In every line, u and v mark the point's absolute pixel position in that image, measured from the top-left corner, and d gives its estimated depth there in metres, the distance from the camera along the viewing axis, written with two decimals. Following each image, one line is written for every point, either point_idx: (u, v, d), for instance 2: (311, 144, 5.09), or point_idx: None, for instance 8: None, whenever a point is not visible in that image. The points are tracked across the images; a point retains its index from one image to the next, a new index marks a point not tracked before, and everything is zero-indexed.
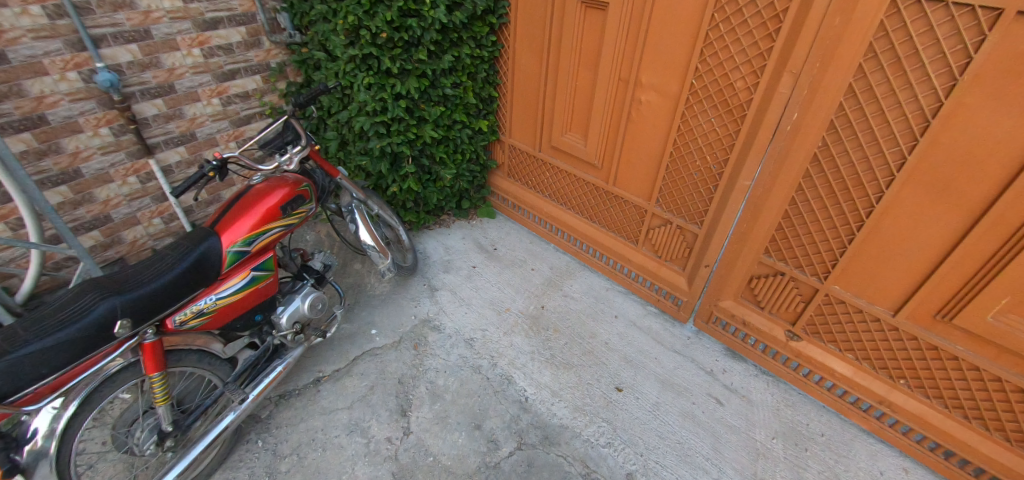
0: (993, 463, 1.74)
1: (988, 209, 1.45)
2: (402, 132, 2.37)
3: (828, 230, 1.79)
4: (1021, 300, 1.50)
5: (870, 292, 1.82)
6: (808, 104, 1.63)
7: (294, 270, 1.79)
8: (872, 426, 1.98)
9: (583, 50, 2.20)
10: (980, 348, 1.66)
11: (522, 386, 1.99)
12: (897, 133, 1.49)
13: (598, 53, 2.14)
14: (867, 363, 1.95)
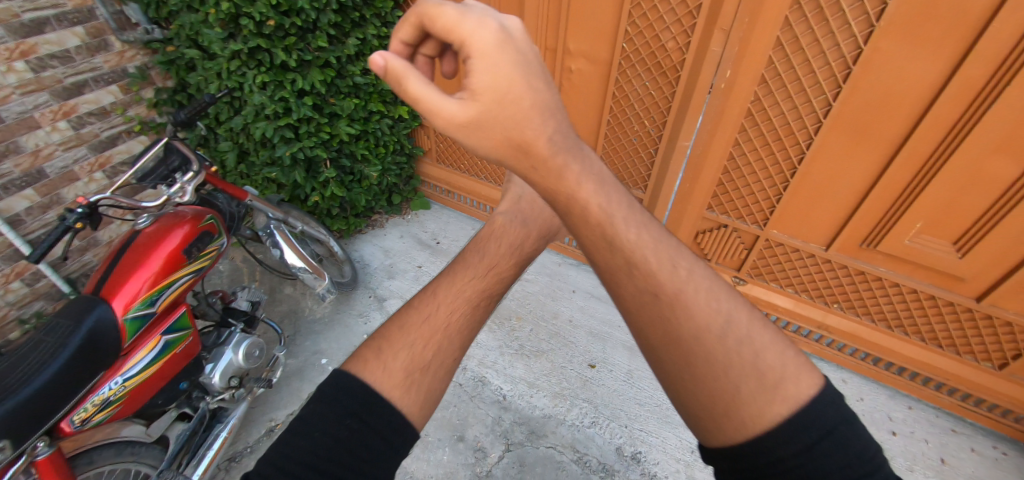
0: (915, 362, 1.99)
1: (901, 144, 1.61)
2: (313, 133, 2.10)
3: (764, 180, 1.91)
4: (931, 222, 1.70)
5: (805, 232, 1.95)
6: (739, 60, 1.70)
7: (217, 317, 1.53)
8: (813, 348, 2.19)
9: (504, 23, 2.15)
10: (898, 267, 1.86)
11: (496, 385, 1.91)
12: (823, 81, 1.62)
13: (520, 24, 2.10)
14: (805, 294, 2.12)
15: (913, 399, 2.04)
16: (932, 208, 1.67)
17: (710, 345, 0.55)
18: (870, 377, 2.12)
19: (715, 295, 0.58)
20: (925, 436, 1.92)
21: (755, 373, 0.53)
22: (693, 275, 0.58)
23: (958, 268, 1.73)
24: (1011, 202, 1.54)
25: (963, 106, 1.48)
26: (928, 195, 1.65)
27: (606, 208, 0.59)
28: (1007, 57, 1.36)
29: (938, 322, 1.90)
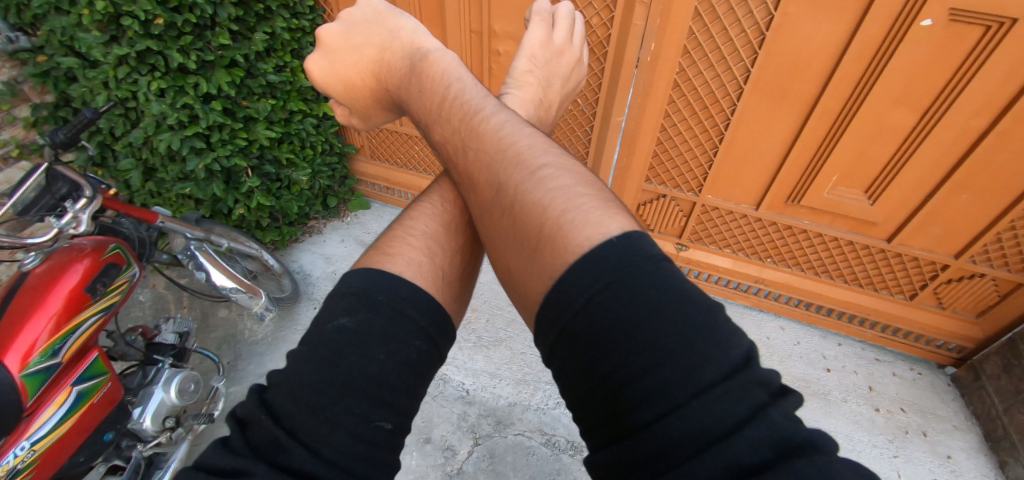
0: (841, 303, 2.16)
1: (814, 103, 1.71)
2: (228, 141, 1.93)
3: (695, 148, 1.97)
4: (845, 175, 1.83)
5: (736, 194, 2.05)
6: (662, 32, 1.72)
7: (141, 353, 1.39)
8: (753, 301, 2.33)
9: (424, 8, 2.06)
10: (820, 218, 1.99)
11: (458, 380, 1.88)
12: (741, 48, 1.67)
13: (441, 7, 2.02)
14: (741, 252, 2.23)
15: (841, 336, 2.23)
16: (845, 161, 1.79)
17: (489, 208, 0.77)
18: (803, 321, 2.28)
19: (496, 170, 0.78)
20: (854, 369, 2.11)
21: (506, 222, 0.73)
22: (477, 156, 0.82)
23: (871, 213, 1.88)
24: (911, 149, 1.68)
25: (864, 64, 1.58)
26: (841, 149, 1.76)
27: (434, 122, 0.96)
28: (899, 15, 1.46)
29: (857, 264, 2.07)
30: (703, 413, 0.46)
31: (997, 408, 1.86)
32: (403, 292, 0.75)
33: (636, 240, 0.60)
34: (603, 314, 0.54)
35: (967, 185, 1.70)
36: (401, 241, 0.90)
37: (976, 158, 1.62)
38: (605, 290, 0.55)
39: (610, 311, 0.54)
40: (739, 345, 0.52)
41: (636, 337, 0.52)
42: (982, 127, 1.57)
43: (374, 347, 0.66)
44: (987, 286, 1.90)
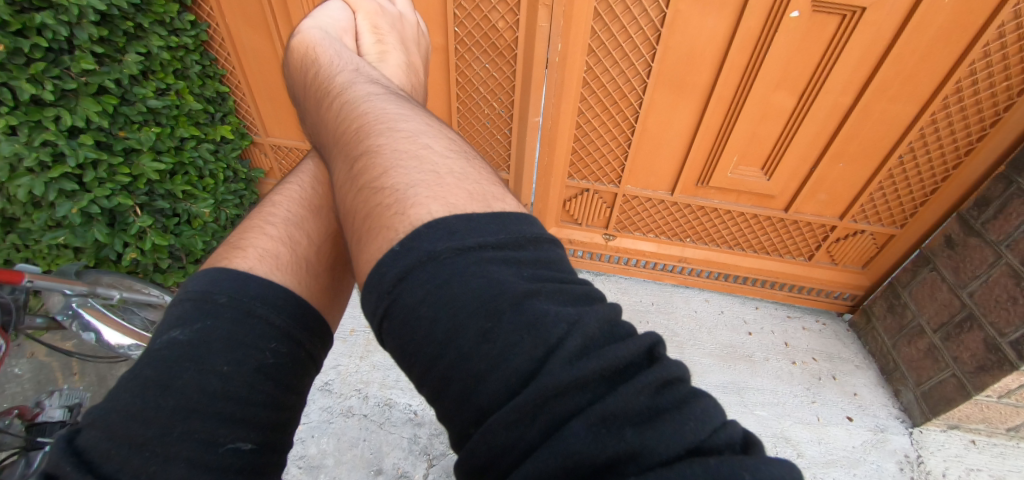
0: (755, 269, 2.36)
1: (710, 91, 1.84)
2: (108, 179, 1.71)
3: (611, 141, 2.05)
4: (743, 155, 1.99)
5: (653, 182, 2.16)
6: (567, 32, 1.76)
7: (20, 438, 1.19)
8: (680, 279, 2.47)
9: None
10: (726, 196, 2.16)
11: (404, 403, 1.81)
12: (640, 45, 1.76)
13: None
14: (663, 235, 2.35)
15: (758, 300, 2.44)
16: (742, 142, 1.95)
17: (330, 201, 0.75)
18: (724, 291, 2.47)
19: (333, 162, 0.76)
20: (771, 328, 2.32)
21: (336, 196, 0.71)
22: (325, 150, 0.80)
23: (768, 187, 2.06)
24: (795, 127, 1.87)
25: (748, 53, 1.73)
26: (737, 132, 1.92)
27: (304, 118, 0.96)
28: (772, 8, 1.61)
29: (762, 233, 2.26)
30: (489, 444, 0.42)
31: (887, 345, 2.14)
32: (242, 289, 0.71)
33: (423, 234, 0.51)
34: (395, 346, 0.49)
35: (842, 154, 1.92)
36: (257, 233, 0.87)
37: (845, 130, 1.84)
38: (386, 316, 0.49)
39: (398, 333, 0.48)
40: (532, 347, 0.43)
41: (429, 363, 0.47)
42: (848, 103, 1.79)
43: (214, 358, 0.62)
44: (867, 240, 2.17)
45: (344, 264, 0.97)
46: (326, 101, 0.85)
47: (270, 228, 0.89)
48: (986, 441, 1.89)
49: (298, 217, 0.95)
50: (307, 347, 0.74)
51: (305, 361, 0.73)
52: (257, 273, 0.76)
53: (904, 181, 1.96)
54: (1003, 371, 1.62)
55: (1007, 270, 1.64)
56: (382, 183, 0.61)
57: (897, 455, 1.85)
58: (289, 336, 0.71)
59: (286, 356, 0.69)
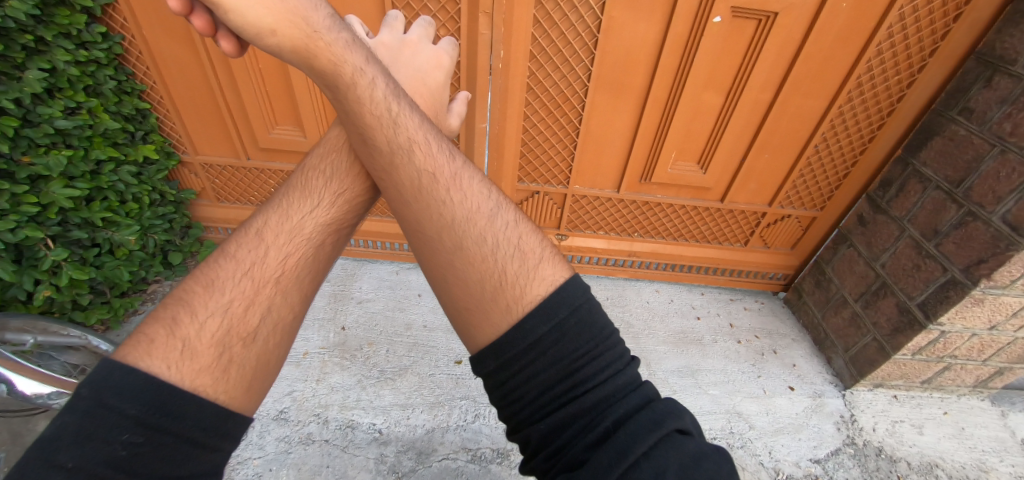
0: (701, 257, 2.50)
1: (646, 93, 1.94)
2: (10, 209, 1.52)
3: (556, 144, 2.10)
4: (681, 151, 2.11)
5: (599, 181, 2.23)
6: (507, 39, 1.78)
7: None
8: (631, 273, 2.56)
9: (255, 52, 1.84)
10: (668, 191, 2.27)
11: (368, 422, 1.74)
12: (579, 50, 1.83)
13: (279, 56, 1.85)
14: (612, 231, 2.44)
15: (703, 286, 2.59)
16: (679, 139, 2.07)
17: (488, 217, 0.93)
18: (672, 281, 2.59)
19: (489, 192, 0.97)
20: (716, 311, 2.47)
21: (499, 219, 0.94)
22: (468, 176, 0.96)
23: (704, 180, 2.20)
24: (724, 124, 2.01)
25: (678, 55, 1.84)
26: (673, 129, 2.04)
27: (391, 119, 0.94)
28: (696, 13, 1.73)
29: (702, 224, 2.41)
30: (631, 373, 0.87)
31: (817, 317, 2.33)
32: (114, 379, 0.69)
33: None
34: (582, 319, 0.86)
35: (766, 146, 2.09)
36: (160, 324, 0.81)
37: (767, 125, 2.01)
38: (588, 298, 0.88)
39: (589, 313, 0.87)
40: None
41: (603, 332, 0.87)
42: (768, 99, 1.95)
43: (60, 453, 0.64)
44: (793, 223, 2.37)
45: (266, 340, 0.89)
46: (432, 146, 0.96)
47: (180, 317, 0.83)
48: (906, 395, 2.12)
49: (219, 297, 0.89)
50: (173, 430, 0.70)
51: (184, 449, 0.71)
52: (148, 371, 0.72)
53: (820, 168, 2.15)
54: (915, 331, 1.83)
55: (910, 241, 1.88)
56: (530, 252, 0.91)
57: (834, 416, 2.03)
58: (142, 422, 0.68)
59: (143, 445, 0.68)
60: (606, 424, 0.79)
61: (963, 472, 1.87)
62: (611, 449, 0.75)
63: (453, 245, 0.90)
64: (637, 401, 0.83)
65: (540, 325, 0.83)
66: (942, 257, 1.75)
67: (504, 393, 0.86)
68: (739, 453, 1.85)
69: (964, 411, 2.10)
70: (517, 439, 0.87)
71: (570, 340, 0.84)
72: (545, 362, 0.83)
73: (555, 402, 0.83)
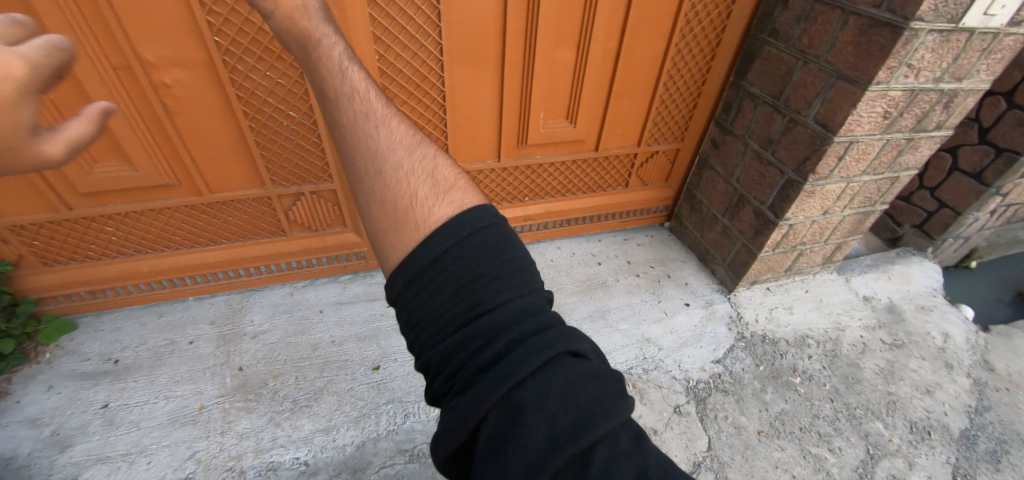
0: (592, 206, 2.63)
1: (502, 58, 1.94)
2: None
3: (426, 125, 2.04)
4: (548, 110, 2.17)
5: (478, 154, 2.22)
6: (345, 23, 1.66)
7: None
8: (531, 236, 2.63)
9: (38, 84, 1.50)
10: (547, 151, 2.33)
11: (291, 458, 1.63)
12: (424, 25, 1.76)
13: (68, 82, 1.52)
14: (504, 201, 2.47)
15: (598, 233, 2.75)
16: (544, 99, 2.12)
17: (404, 151, 0.86)
18: (570, 235, 2.71)
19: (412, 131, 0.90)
20: (614, 253, 2.63)
21: (418, 154, 0.87)
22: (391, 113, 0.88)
23: (576, 133, 2.29)
24: (580, 76, 2.09)
25: (523, 16, 1.85)
26: (535, 90, 2.07)
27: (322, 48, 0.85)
28: None
29: (586, 176, 2.52)
30: (532, 298, 0.85)
31: (697, 237, 2.60)
32: None
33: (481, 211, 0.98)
34: (486, 241, 0.84)
35: (624, 91, 2.21)
36: None
37: (620, 70, 2.12)
38: (493, 225, 0.87)
39: (490, 239, 0.85)
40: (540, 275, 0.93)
41: (508, 256, 0.85)
42: (614, 47, 2.05)
43: None
44: (662, 158, 2.56)
45: None
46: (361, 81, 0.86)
47: None
48: (775, 285, 2.47)
49: None
50: None
51: None
52: None
53: (673, 103, 2.33)
54: (770, 229, 2.12)
55: (754, 154, 2.14)
56: (440, 184, 0.87)
57: (724, 318, 2.30)
58: None
59: None
60: (498, 346, 0.77)
61: (826, 336, 2.24)
62: (501, 369, 0.75)
63: (371, 168, 0.82)
64: (534, 326, 0.81)
65: (443, 241, 0.81)
66: (778, 162, 2.02)
67: (409, 314, 0.82)
68: (654, 374, 2.02)
69: (818, 285, 2.50)
70: (418, 360, 0.83)
71: (472, 258, 0.82)
72: (444, 280, 0.80)
73: (457, 321, 0.80)
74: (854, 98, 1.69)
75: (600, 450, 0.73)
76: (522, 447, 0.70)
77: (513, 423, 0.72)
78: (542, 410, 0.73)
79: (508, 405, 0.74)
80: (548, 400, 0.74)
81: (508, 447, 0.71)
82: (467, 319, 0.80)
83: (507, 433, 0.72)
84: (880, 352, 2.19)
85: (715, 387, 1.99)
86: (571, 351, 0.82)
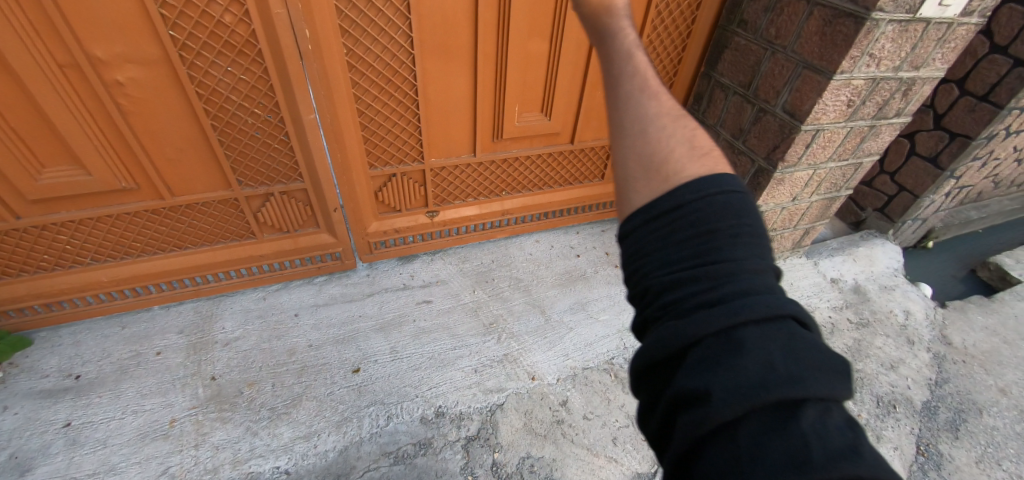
0: (568, 199, 2.63)
1: (475, 51, 1.91)
2: None
3: (399, 120, 1.99)
4: (523, 103, 2.15)
5: (453, 149, 2.19)
6: (309, 16, 1.59)
7: None
8: (509, 230, 2.61)
9: None
10: (522, 144, 2.32)
11: (272, 467, 1.59)
12: (393, 18, 1.71)
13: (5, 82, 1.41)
14: (481, 195, 2.44)
15: (576, 226, 2.76)
16: (519, 92, 2.10)
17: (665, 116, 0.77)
18: (548, 228, 2.71)
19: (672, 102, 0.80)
20: (592, 245, 2.65)
21: (676, 121, 0.77)
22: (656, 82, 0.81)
23: (552, 126, 2.28)
24: (554, 68, 2.08)
25: (495, 8, 1.82)
26: (509, 82, 2.05)
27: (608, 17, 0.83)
28: None
29: (562, 168, 2.51)
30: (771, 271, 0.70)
31: None
32: None
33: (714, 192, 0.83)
34: (731, 204, 0.71)
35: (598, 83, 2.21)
36: None
37: (593, 62, 2.12)
38: (729, 188, 0.73)
39: (732, 202, 0.71)
40: None
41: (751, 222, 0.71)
42: (587, 38, 2.05)
43: None
44: None
45: None
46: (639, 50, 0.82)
47: None
48: None
49: None
50: None
51: None
52: None
53: None
54: None
55: (725, 144, 2.19)
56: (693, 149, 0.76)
57: None
58: None
59: None
60: (727, 290, 0.65)
61: None
62: (725, 305, 0.63)
63: (636, 126, 0.76)
64: (768, 289, 0.66)
65: (688, 193, 0.71)
66: (749, 151, 2.08)
67: (633, 247, 0.74)
68: None
69: (789, 269, 2.58)
70: (633, 286, 0.74)
71: (714, 212, 0.70)
72: (674, 225, 0.70)
73: (685, 260, 0.69)
74: (820, 87, 1.73)
75: (809, 414, 0.56)
76: (732, 375, 0.58)
77: (730, 357, 0.59)
78: (761, 356, 0.59)
79: (725, 342, 0.61)
80: (772, 351, 0.60)
81: (713, 382, 0.58)
82: (694, 260, 0.68)
83: (720, 367, 0.59)
84: (848, 331, 2.28)
85: None
86: (801, 323, 0.66)
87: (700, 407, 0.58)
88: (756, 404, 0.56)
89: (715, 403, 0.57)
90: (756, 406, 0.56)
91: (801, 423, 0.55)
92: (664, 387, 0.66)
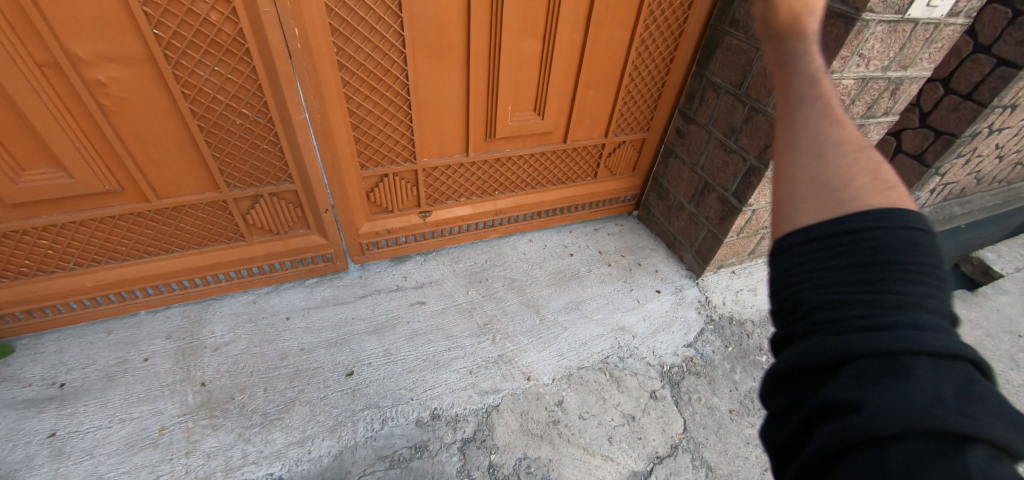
0: (561, 198, 2.62)
1: (467, 49, 1.89)
2: None
3: (391, 120, 1.96)
4: (515, 102, 2.13)
5: (445, 148, 2.17)
6: (298, 14, 1.56)
7: None
8: (502, 230, 2.60)
9: None
10: (514, 144, 2.30)
11: (265, 473, 1.56)
12: (384, 16, 1.68)
13: None
14: (474, 195, 2.42)
15: (569, 225, 2.76)
16: (511, 91, 2.08)
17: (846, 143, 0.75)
18: (542, 228, 2.70)
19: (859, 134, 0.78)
20: (586, 244, 2.65)
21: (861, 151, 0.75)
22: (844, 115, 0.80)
23: (545, 125, 2.27)
24: (547, 67, 2.06)
25: (487, 6, 1.80)
26: (502, 81, 2.03)
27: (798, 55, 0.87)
28: None
29: (555, 167, 2.50)
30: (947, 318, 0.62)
31: (665, 225, 2.65)
32: None
33: None
34: (914, 242, 0.65)
35: (590, 82, 2.21)
36: None
37: (586, 61, 2.11)
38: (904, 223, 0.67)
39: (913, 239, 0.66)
40: None
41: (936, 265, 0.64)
42: (580, 37, 2.04)
43: None
44: (629, 148, 2.58)
45: None
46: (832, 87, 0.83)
47: None
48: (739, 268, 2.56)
49: None
50: None
51: None
52: None
53: (637, 94, 2.35)
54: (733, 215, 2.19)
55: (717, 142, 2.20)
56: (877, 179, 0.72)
57: (694, 303, 2.36)
58: None
59: None
60: (900, 317, 0.60)
61: None
62: (893, 329, 0.58)
63: (811, 149, 0.77)
64: (945, 329, 0.60)
65: (864, 220, 0.67)
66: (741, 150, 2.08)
67: (790, 264, 0.71)
68: (629, 361, 2.05)
69: None
70: (783, 300, 0.72)
71: (894, 243, 0.65)
72: (841, 251, 0.67)
73: (850, 281, 0.65)
74: None
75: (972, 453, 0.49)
76: (896, 397, 0.53)
77: (896, 379, 0.55)
78: (932, 385, 0.53)
79: (889, 365, 0.56)
80: (945, 385, 0.54)
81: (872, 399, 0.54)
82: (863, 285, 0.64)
83: (883, 386, 0.55)
84: None
85: (687, 371, 2.05)
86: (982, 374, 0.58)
87: (850, 417, 0.55)
88: (916, 428, 0.51)
89: (868, 416, 0.53)
90: (916, 431, 0.51)
91: (965, 458, 0.49)
92: (803, 396, 0.62)
